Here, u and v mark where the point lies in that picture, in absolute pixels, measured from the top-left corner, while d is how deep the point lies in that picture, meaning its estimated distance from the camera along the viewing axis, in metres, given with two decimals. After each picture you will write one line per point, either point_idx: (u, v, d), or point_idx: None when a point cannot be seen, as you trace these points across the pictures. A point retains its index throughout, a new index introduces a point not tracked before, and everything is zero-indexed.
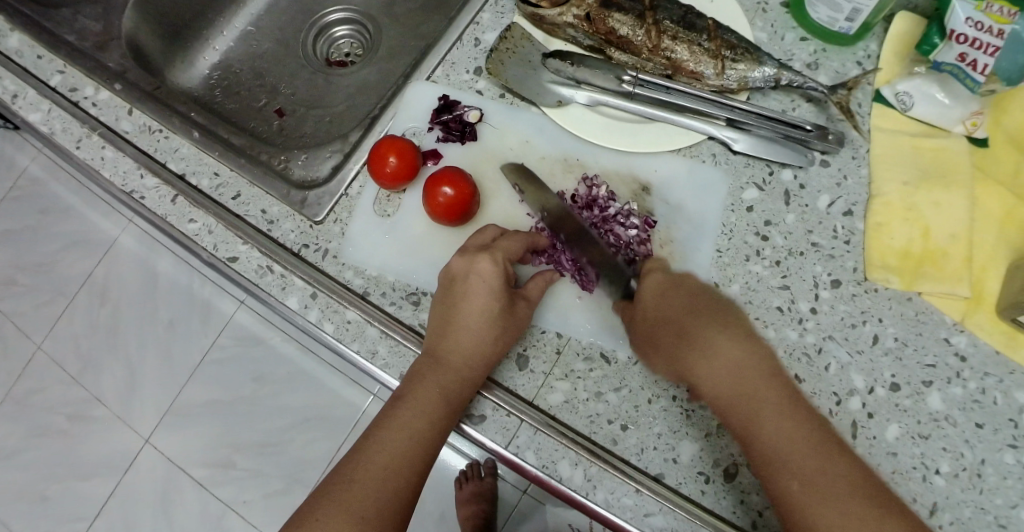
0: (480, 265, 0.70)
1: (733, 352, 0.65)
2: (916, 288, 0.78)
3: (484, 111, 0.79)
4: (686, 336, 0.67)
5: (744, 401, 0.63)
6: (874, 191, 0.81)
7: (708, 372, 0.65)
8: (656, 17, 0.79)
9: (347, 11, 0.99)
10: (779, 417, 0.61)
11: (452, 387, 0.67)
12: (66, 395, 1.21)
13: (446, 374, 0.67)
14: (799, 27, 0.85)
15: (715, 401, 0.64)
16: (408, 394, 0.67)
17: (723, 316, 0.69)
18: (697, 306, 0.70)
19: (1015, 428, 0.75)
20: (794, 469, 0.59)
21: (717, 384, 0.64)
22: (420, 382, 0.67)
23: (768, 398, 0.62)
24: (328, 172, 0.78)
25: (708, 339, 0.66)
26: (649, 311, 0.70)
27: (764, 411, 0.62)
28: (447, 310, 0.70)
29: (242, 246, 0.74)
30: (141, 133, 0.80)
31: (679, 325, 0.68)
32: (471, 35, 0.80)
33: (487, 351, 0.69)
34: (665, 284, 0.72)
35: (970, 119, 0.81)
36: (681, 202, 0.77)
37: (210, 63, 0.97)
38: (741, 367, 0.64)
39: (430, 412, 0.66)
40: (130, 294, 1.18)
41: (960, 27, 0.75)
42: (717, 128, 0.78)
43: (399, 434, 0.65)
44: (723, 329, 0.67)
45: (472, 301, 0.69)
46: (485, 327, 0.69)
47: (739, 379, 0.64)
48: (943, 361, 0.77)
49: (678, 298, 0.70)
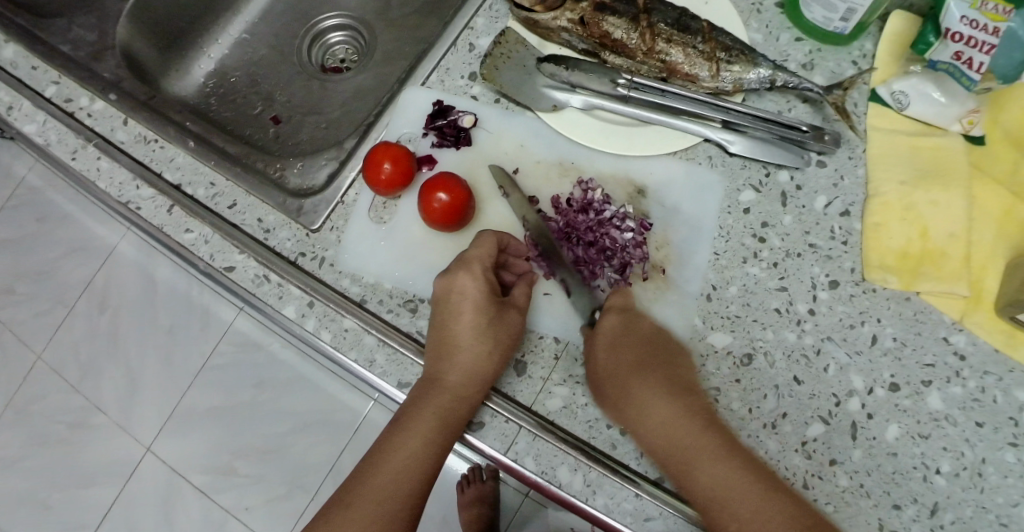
0: (464, 282, 0.70)
1: (671, 406, 0.66)
2: (914, 288, 0.78)
3: (479, 116, 0.78)
4: (628, 390, 0.67)
5: (685, 453, 0.64)
6: (871, 191, 0.80)
7: (648, 427, 0.66)
8: (650, 20, 0.78)
9: (342, 17, 0.99)
10: (716, 467, 0.63)
11: (448, 407, 0.67)
12: (67, 404, 1.21)
13: (439, 396, 0.67)
14: (794, 27, 0.85)
15: (659, 452, 0.66)
16: (400, 420, 0.68)
17: (665, 363, 0.70)
18: (646, 356, 0.70)
19: (1016, 427, 0.75)
20: (734, 514, 0.61)
21: (655, 436, 0.66)
22: (411, 406, 0.68)
23: (700, 448, 0.64)
24: (324, 179, 0.78)
25: (648, 397, 0.67)
26: (600, 366, 0.69)
27: (701, 463, 0.63)
28: (438, 331, 0.70)
29: (239, 256, 0.74)
30: (136, 143, 0.80)
31: (619, 380, 0.68)
32: (465, 40, 0.80)
33: (480, 365, 0.68)
34: (620, 327, 0.71)
35: (967, 117, 0.80)
36: (677, 205, 0.77)
37: (205, 71, 0.97)
38: (677, 420, 0.65)
39: (427, 436, 0.66)
40: (130, 301, 1.18)
41: (955, 26, 0.75)
42: (713, 130, 0.77)
43: (399, 465, 0.66)
44: (658, 377, 0.68)
45: (460, 320, 0.69)
46: (476, 343, 0.68)
47: (677, 432, 0.65)
48: (942, 360, 0.77)
49: (630, 347, 0.70)
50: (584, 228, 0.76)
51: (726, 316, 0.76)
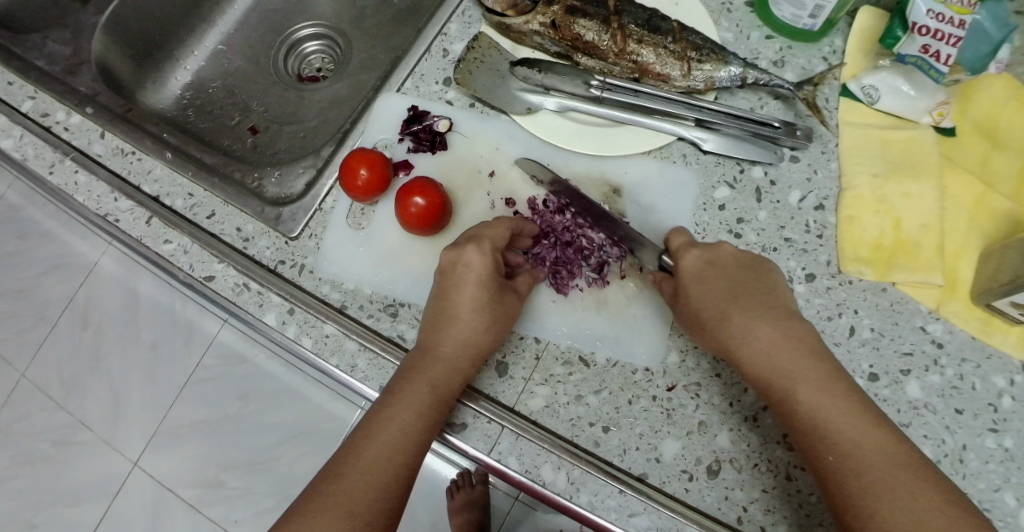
0: (470, 255, 0.71)
1: (766, 329, 0.65)
2: (890, 278, 0.79)
3: (454, 120, 0.78)
4: (728, 318, 0.66)
5: (788, 378, 0.63)
6: (845, 184, 0.82)
7: (749, 353, 0.65)
8: (621, 21, 0.79)
9: (317, 26, 0.99)
10: (822, 394, 0.62)
11: (444, 378, 0.67)
12: (52, 421, 1.20)
13: (439, 365, 0.67)
14: (764, 25, 0.86)
15: (758, 379, 0.64)
16: (399, 388, 0.66)
17: (764, 293, 0.68)
18: (741, 286, 0.68)
19: (995, 413, 0.76)
20: (831, 446, 0.60)
21: (757, 362, 0.64)
22: (411, 374, 0.67)
23: (805, 375, 0.62)
24: (302, 188, 0.78)
25: (747, 321, 0.65)
26: (701, 298, 0.68)
27: (803, 388, 0.62)
28: (439, 303, 0.70)
29: (219, 266, 0.75)
30: (113, 155, 0.80)
31: (721, 309, 0.67)
32: (440, 46, 0.81)
33: (478, 342, 0.69)
34: (707, 263, 0.70)
35: (937, 109, 0.82)
36: (653, 203, 0.77)
37: (182, 83, 0.97)
38: (783, 347, 0.64)
39: (420, 404, 0.65)
40: (113, 317, 1.16)
41: (921, 20, 0.77)
42: (686, 128, 0.78)
43: (391, 428, 0.64)
44: (759, 304, 0.67)
45: (463, 291, 0.70)
46: (477, 318, 0.69)
47: (781, 359, 0.64)
48: (920, 349, 0.78)
49: (724, 279, 0.69)
50: (562, 228, 0.77)
51: None
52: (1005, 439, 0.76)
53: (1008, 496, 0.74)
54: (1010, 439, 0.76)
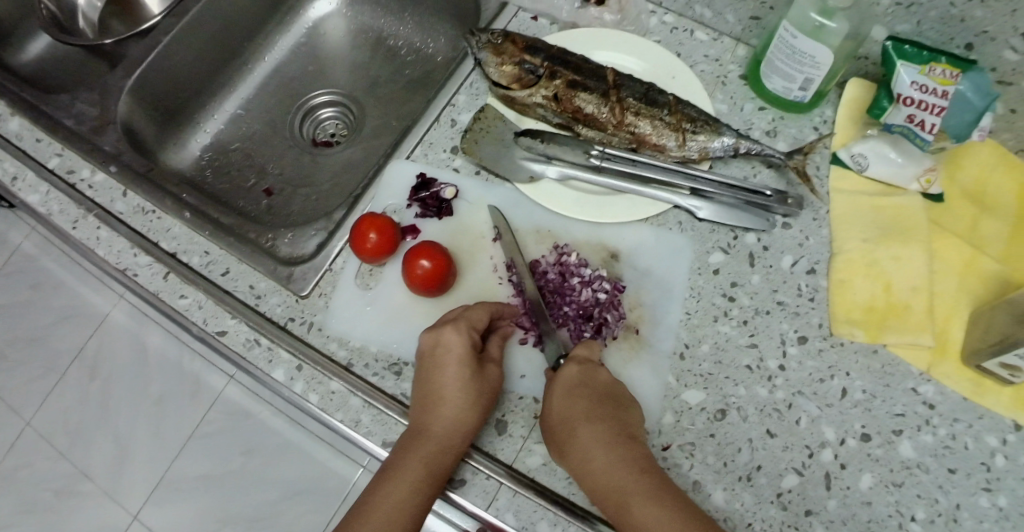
0: (449, 335, 0.73)
1: (606, 447, 0.69)
2: (881, 340, 0.82)
3: (460, 187, 0.82)
4: (574, 435, 0.70)
5: (621, 495, 0.66)
6: (835, 250, 0.85)
7: (587, 470, 0.68)
8: (619, 95, 0.82)
9: (332, 95, 1.04)
10: (651, 510, 0.65)
11: (433, 460, 0.69)
12: (55, 471, 1.23)
13: (429, 442, 0.70)
14: (757, 97, 0.89)
15: (596, 494, 0.68)
16: (391, 470, 0.69)
17: (612, 414, 0.71)
18: (597, 406, 0.71)
19: (988, 472, 0.79)
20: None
21: (595, 476, 0.68)
22: (401, 456, 0.70)
23: (637, 491, 0.66)
24: (313, 249, 0.82)
25: (589, 441, 0.69)
26: (555, 412, 0.72)
27: (635, 504, 0.66)
28: (424, 385, 0.72)
29: (231, 321, 0.78)
30: (134, 213, 0.84)
31: (569, 425, 0.70)
32: (448, 116, 0.85)
33: (464, 419, 0.70)
34: (578, 380, 0.73)
35: (924, 176, 0.85)
36: (649, 267, 0.80)
37: (201, 144, 1.01)
38: (618, 465, 0.68)
39: (411, 484, 0.68)
40: (121, 368, 1.20)
41: (906, 91, 0.83)
42: (681, 197, 0.81)
43: (383, 510, 0.68)
44: (604, 425, 0.70)
45: (445, 374, 0.72)
46: (461, 395, 0.71)
47: (618, 476, 0.67)
48: (911, 410, 0.81)
49: (582, 397, 0.72)
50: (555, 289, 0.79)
51: (700, 373, 0.79)
52: (999, 498, 0.78)
53: None
54: (1005, 498, 0.78)
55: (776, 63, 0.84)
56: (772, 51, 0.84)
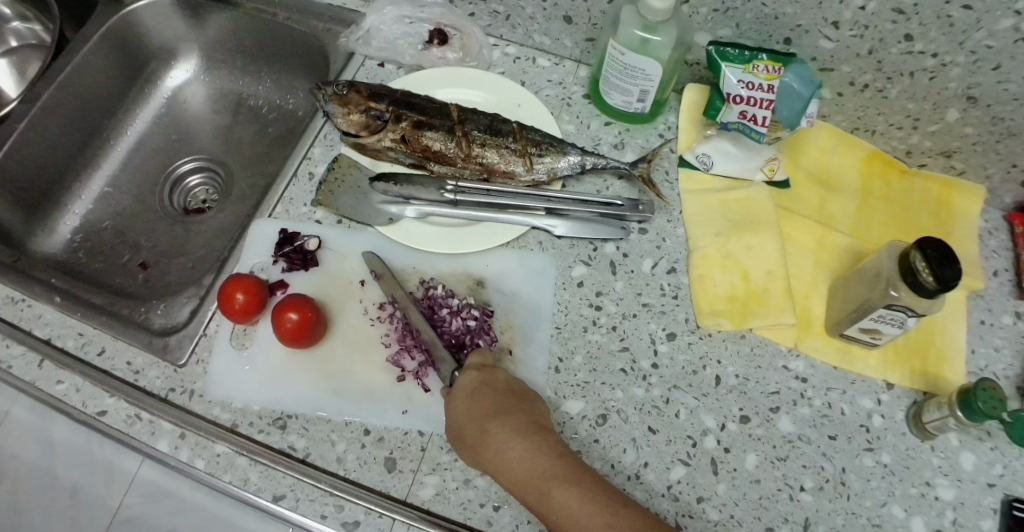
0: None
1: (519, 440, 0.72)
2: (746, 325, 0.87)
3: (324, 238, 0.84)
4: (486, 435, 0.72)
5: (540, 482, 0.69)
6: (692, 247, 0.89)
7: (505, 464, 0.71)
8: (465, 129, 0.86)
9: (197, 161, 1.06)
10: (571, 492, 0.68)
11: None
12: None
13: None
14: (601, 113, 0.94)
15: (515, 485, 0.70)
16: None
17: (518, 407, 0.74)
18: (503, 402, 0.74)
19: (868, 433, 0.85)
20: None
21: (514, 470, 0.70)
22: None
23: (556, 475, 0.69)
24: (186, 316, 0.84)
25: (503, 435, 0.71)
26: (463, 415, 0.74)
27: (556, 488, 0.68)
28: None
29: (110, 399, 0.78)
30: (4, 304, 0.83)
31: (481, 426, 0.73)
32: (305, 169, 0.87)
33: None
34: (480, 382, 0.76)
35: (767, 165, 0.93)
36: (515, 290, 0.84)
37: (72, 227, 0.98)
38: (533, 454, 0.70)
39: None
40: (27, 467, 1.13)
41: (735, 90, 0.89)
42: (538, 218, 0.85)
43: None
44: (513, 418, 0.73)
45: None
46: None
47: (535, 465, 0.70)
48: (786, 386, 0.87)
49: (487, 396, 0.75)
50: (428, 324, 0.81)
51: (576, 383, 0.82)
52: (881, 455, 0.84)
53: (894, 508, 0.82)
54: (887, 455, 0.84)
55: (612, 80, 0.89)
56: (607, 69, 0.89)
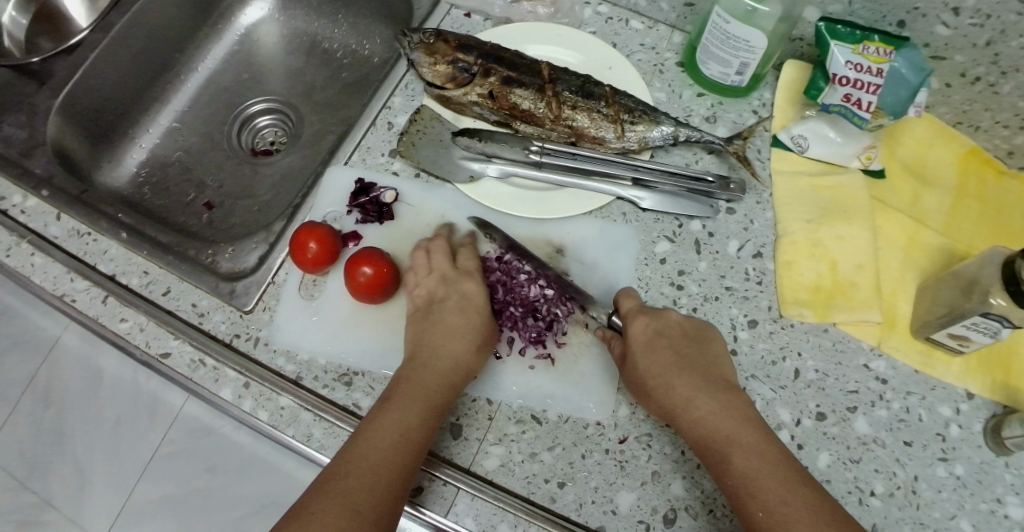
0: (468, 285, 0.77)
1: (709, 400, 0.69)
2: (830, 319, 0.83)
3: (400, 191, 0.82)
4: (670, 387, 0.70)
5: (723, 444, 0.66)
6: (780, 232, 0.85)
7: (690, 419, 0.68)
8: (555, 89, 0.83)
9: (268, 102, 1.04)
10: (752, 458, 0.65)
11: (431, 394, 0.70)
12: (14, 502, 1.21)
13: (389, 422, 0.67)
14: (694, 84, 0.89)
15: (695, 441, 0.68)
16: (393, 396, 0.70)
17: (704, 364, 0.72)
18: (686, 357, 0.72)
19: (943, 442, 0.80)
20: (761, 504, 0.62)
21: (697, 428, 0.68)
22: (399, 385, 0.71)
23: (740, 439, 0.66)
24: (254, 261, 0.80)
25: (690, 390, 0.70)
26: (643, 368, 0.72)
27: (737, 452, 0.65)
28: (427, 327, 0.74)
29: (174, 342, 0.76)
30: (69, 237, 0.81)
31: (663, 378, 0.71)
32: (384, 118, 0.85)
33: (470, 356, 0.73)
34: (653, 332, 0.74)
35: (864, 153, 0.87)
36: (595, 261, 0.81)
37: (137, 160, 0.99)
38: (722, 415, 0.68)
39: (413, 413, 0.68)
40: (74, 394, 1.15)
41: (842, 71, 0.83)
42: (624, 188, 0.82)
43: (388, 428, 0.67)
44: (700, 373, 0.71)
45: (456, 316, 0.74)
46: (466, 340, 0.73)
47: (718, 426, 0.67)
48: (864, 386, 0.82)
49: (666, 346, 0.73)
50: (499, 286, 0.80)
51: None
52: (955, 467, 0.79)
53: (963, 522, 0.77)
54: (960, 467, 0.79)
55: (711, 48, 0.84)
56: (707, 37, 0.84)
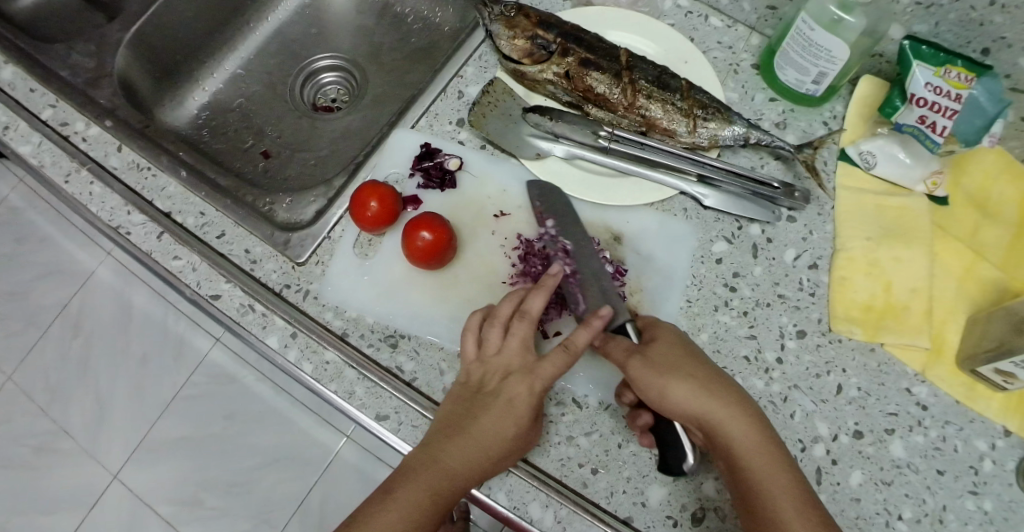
0: (512, 343, 0.68)
1: (713, 395, 0.66)
2: (879, 339, 0.81)
3: (464, 160, 0.83)
4: (678, 351, 0.70)
5: (732, 411, 0.66)
6: (838, 246, 0.84)
7: (696, 382, 0.67)
8: (632, 76, 0.84)
9: (335, 59, 1.04)
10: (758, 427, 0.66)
11: (463, 471, 0.64)
12: (33, 427, 1.25)
13: (406, 497, 0.63)
14: (768, 87, 0.89)
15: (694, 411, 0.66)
16: (419, 468, 0.64)
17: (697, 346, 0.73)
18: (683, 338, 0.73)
19: (976, 476, 0.78)
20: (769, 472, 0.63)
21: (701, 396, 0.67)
22: (432, 456, 0.65)
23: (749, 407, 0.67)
24: (310, 217, 0.80)
25: (696, 358, 0.69)
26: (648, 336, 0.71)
27: (747, 420, 0.66)
28: (473, 392, 0.68)
29: (225, 285, 0.76)
30: (129, 169, 0.81)
31: (669, 345, 0.70)
32: (455, 87, 0.85)
33: (509, 434, 0.66)
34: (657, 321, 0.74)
35: (931, 178, 0.85)
36: (651, 253, 0.81)
37: (199, 103, 1.00)
38: (724, 386, 0.68)
39: (437, 489, 0.63)
40: (105, 326, 1.27)
41: (920, 91, 0.81)
42: (689, 183, 0.82)
43: (403, 506, 0.62)
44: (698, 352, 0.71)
45: (502, 384, 0.67)
46: (508, 409, 0.66)
47: (723, 393, 0.67)
48: (904, 410, 0.80)
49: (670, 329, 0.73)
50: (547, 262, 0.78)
51: None
52: (986, 501, 0.77)
53: None
54: (991, 502, 0.77)
55: (791, 54, 0.83)
56: (788, 42, 0.83)
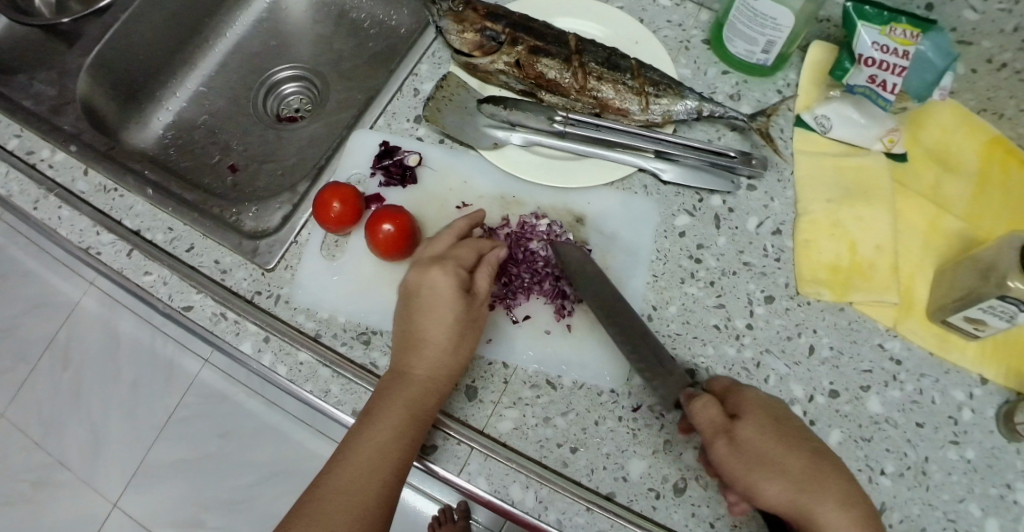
0: (437, 276, 0.72)
1: (802, 457, 0.65)
2: (848, 298, 0.82)
3: (424, 155, 0.84)
4: (759, 433, 0.66)
5: (814, 492, 0.64)
6: (800, 210, 0.85)
7: (778, 470, 0.64)
8: (582, 60, 0.85)
9: (295, 69, 1.05)
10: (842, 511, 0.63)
11: (416, 401, 0.69)
12: (29, 461, 1.27)
13: (372, 441, 0.67)
14: (721, 62, 0.90)
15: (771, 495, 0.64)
16: (374, 412, 0.68)
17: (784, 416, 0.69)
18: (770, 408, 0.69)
19: (955, 425, 0.78)
20: None
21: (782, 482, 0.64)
22: (383, 399, 0.69)
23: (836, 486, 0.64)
24: (279, 221, 0.82)
25: (782, 438, 0.66)
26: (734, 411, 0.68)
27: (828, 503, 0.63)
28: (408, 329, 0.72)
29: (197, 296, 0.77)
30: (96, 192, 0.83)
31: (753, 425, 0.66)
32: (411, 85, 0.87)
33: (448, 357, 0.70)
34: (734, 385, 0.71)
35: (888, 136, 0.86)
36: (615, 232, 0.82)
37: (164, 123, 1.01)
38: (813, 469, 0.65)
39: (395, 425, 0.67)
40: (92, 354, 1.28)
41: (867, 51, 0.81)
42: (647, 159, 0.84)
43: (368, 450, 0.66)
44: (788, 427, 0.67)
45: (431, 313, 0.71)
46: (443, 337, 0.70)
47: (806, 476, 0.64)
48: (879, 366, 0.81)
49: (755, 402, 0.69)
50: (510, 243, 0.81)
51: (669, 334, 0.79)
52: (967, 450, 0.78)
53: (972, 506, 0.76)
54: (972, 450, 0.78)
55: (738, 26, 0.84)
56: (735, 15, 0.83)
